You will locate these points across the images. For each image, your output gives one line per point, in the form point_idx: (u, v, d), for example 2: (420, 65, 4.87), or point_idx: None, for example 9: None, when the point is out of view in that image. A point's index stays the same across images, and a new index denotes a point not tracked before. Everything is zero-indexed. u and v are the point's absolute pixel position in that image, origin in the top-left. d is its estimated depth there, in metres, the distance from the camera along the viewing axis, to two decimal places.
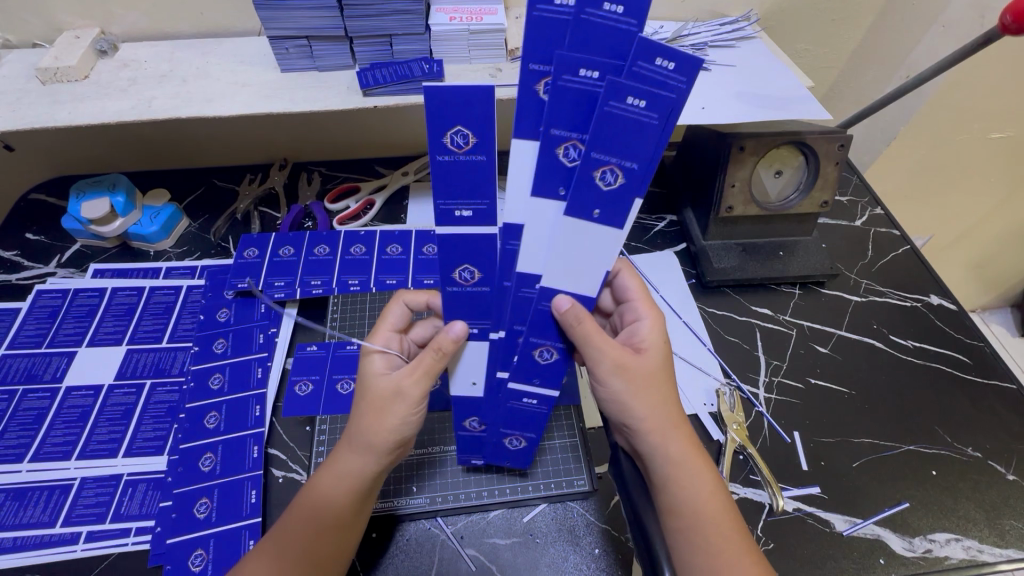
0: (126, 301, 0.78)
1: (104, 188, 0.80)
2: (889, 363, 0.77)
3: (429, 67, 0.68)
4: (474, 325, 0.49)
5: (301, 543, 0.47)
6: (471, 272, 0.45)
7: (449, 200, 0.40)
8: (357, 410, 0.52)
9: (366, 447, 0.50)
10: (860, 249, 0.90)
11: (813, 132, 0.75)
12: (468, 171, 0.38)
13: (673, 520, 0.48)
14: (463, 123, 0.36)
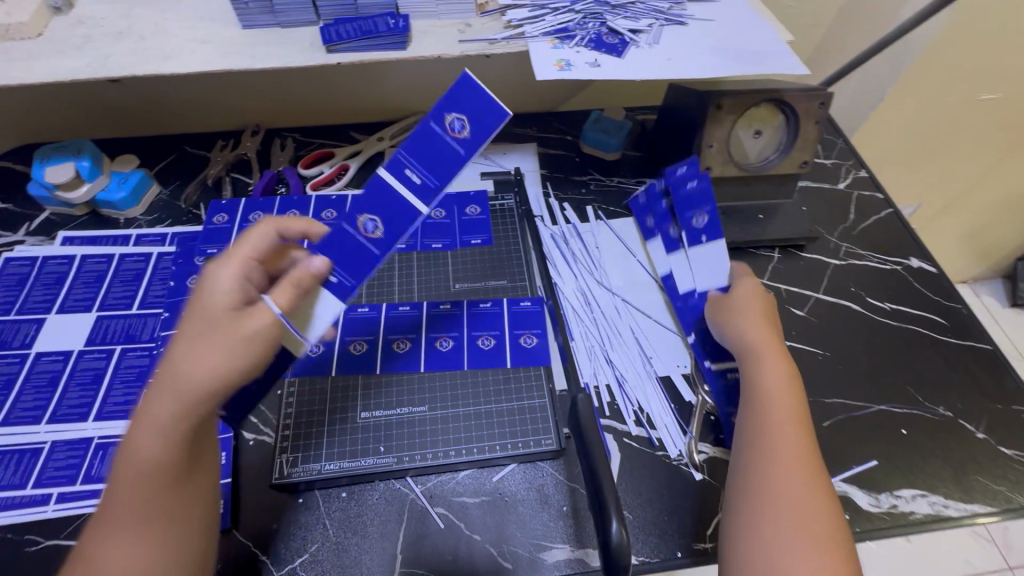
0: (95, 268, 0.77)
1: (69, 153, 0.78)
2: (865, 325, 0.76)
3: (394, 22, 0.66)
4: (335, 273, 0.51)
5: (138, 511, 0.43)
6: (372, 224, 0.51)
7: (409, 159, 0.49)
8: (171, 338, 0.45)
9: (179, 388, 0.43)
10: (842, 212, 0.88)
11: (793, 89, 0.73)
12: (442, 149, 0.49)
13: (749, 479, 0.52)
14: (462, 113, 0.48)
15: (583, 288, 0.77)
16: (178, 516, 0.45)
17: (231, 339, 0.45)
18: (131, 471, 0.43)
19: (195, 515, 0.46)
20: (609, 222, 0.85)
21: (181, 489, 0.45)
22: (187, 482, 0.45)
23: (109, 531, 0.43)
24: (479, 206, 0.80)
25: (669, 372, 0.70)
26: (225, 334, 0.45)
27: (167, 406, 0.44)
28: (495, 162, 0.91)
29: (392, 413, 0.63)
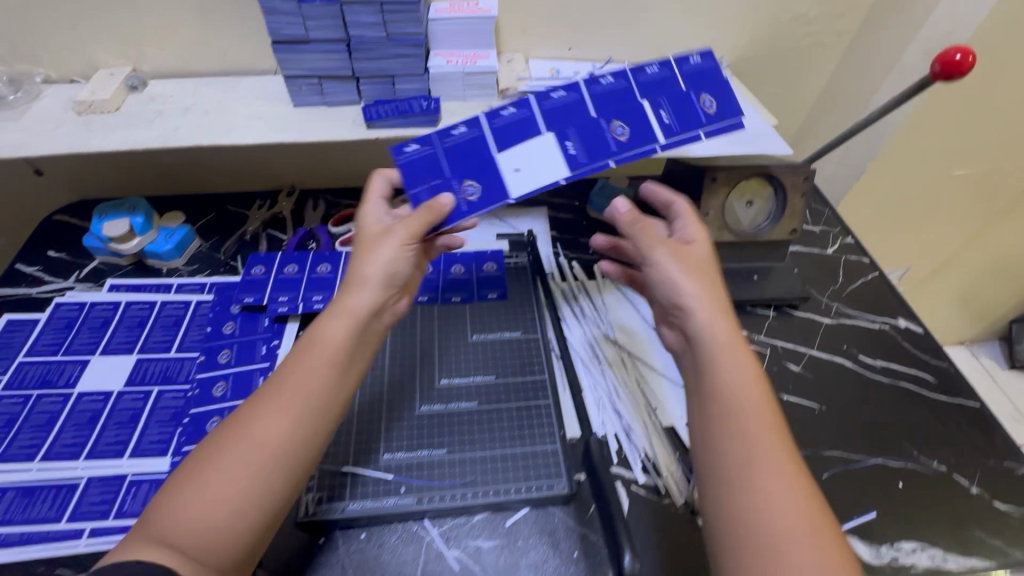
0: (138, 314, 0.83)
1: (124, 209, 0.86)
2: (858, 381, 0.81)
3: (426, 104, 0.75)
4: (450, 203, 0.59)
5: (247, 485, 0.45)
6: (473, 185, 0.61)
7: (457, 176, 0.61)
8: (289, 369, 0.51)
9: (259, 446, 0.47)
10: (831, 274, 0.95)
11: (780, 165, 0.81)
12: (422, 163, 0.61)
13: (733, 510, 0.45)
14: (472, 180, 0.61)
15: (592, 341, 0.82)
16: (273, 489, 0.47)
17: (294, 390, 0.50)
18: (261, 434, 0.48)
19: (259, 510, 0.46)
20: (615, 280, 0.91)
21: (274, 476, 0.47)
22: (266, 475, 0.47)
23: (187, 494, 0.45)
24: (494, 263, 0.87)
25: (673, 422, 0.74)
26: (308, 352, 0.52)
27: (274, 427, 0.48)
28: (509, 224, 0.99)
29: (412, 455, 0.66)
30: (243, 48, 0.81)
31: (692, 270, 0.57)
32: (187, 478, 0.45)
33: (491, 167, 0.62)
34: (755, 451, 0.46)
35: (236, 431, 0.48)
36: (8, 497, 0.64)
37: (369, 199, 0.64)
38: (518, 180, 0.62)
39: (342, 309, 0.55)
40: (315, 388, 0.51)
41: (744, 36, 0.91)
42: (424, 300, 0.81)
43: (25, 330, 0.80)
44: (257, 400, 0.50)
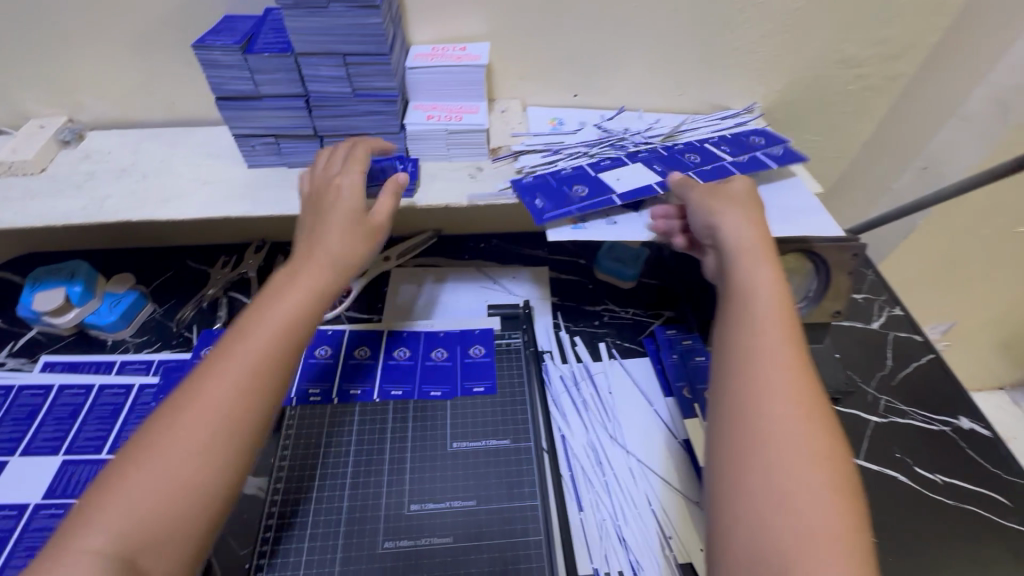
0: (71, 402, 0.72)
1: (62, 276, 0.76)
2: (917, 503, 0.67)
3: (400, 165, 0.65)
4: (543, 203, 0.61)
5: (166, 483, 0.41)
6: (582, 189, 0.63)
7: (565, 184, 0.64)
8: (238, 333, 0.48)
9: (211, 411, 0.44)
10: (878, 358, 0.81)
11: (823, 239, 0.67)
12: (544, 184, 0.64)
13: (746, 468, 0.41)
14: (579, 185, 0.64)
15: (594, 444, 0.70)
16: (203, 491, 0.42)
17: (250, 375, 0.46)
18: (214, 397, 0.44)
19: (191, 502, 0.42)
20: (624, 362, 0.79)
21: (210, 466, 0.43)
22: (205, 453, 0.43)
23: (126, 473, 0.42)
24: (483, 347, 0.75)
25: (693, 559, 0.61)
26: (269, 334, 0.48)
27: (212, 396, 0.44)
28: (504, 289, 0.87)
29: None
30: (194, 96, 0.70)
31: (744, 219, 0.55)
32: (114, 487, 0.41)
33: (560, 184, 0.64)
34: (782, 412, 0.42)
35: (178, 419, 0.44)
36: None
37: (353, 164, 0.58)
38: (622, 184, 0.64)
39: (307, 271, 0.52)
40: (269, 363, 0.47)
41: (781, 80, 0.77)
42: (398, 395, 0.69)
43: None
44: (208, 376, 0.46)
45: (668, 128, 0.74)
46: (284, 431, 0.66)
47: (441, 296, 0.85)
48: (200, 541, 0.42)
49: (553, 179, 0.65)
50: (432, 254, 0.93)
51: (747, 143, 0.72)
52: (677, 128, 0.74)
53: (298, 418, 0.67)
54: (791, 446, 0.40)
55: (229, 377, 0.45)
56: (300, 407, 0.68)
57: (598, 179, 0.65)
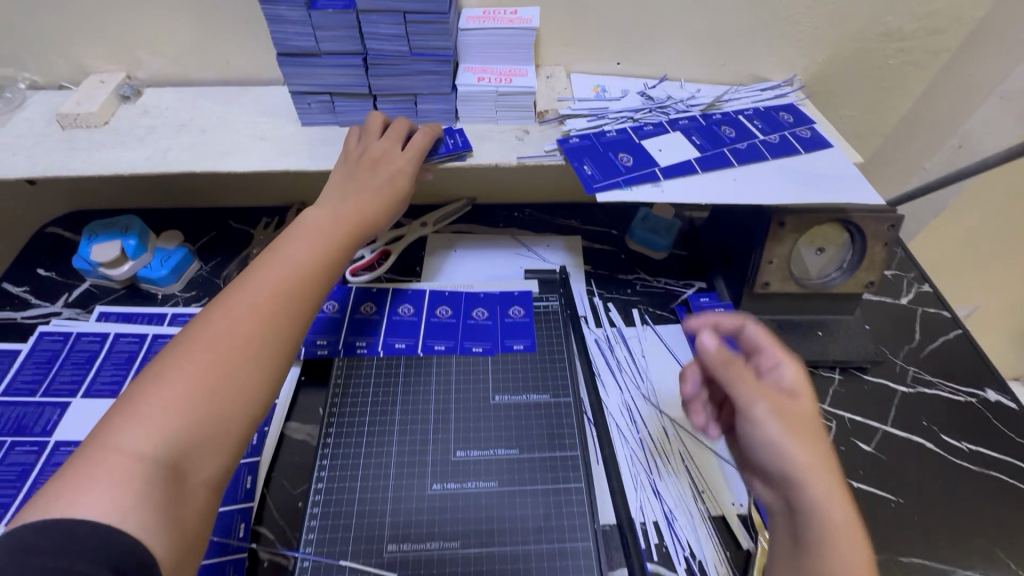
0: (126, 349, 0.75)
1: (117, 230, 0.79)
2: (942, 468, 0.69)
3: (454, 139, 0.66)
4: (591, 169, 0.62)
5: (190, 403, 0.42)
6: (627, 157, 0.64)
7: (610, 150, 0.65)
8: (265, 272, 0.52)
9: (226, 339, 0.46)
10: (906, 331, 0.83)
11: (861, 210, 0.69)
12: (588, 149, 0.65)
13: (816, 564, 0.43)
14: (624, 153, 0.65)
15: (629, 403, 0.73)
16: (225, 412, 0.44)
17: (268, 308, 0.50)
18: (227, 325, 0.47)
19: (226, 425, 0.44)
20: (656, 328, 0.81)
21: (227, 390, 0.45)
22: (222, 379, 0.45)
23: (143, 394, 0.42)
24: (522, 308, 0.78)
25: (724, 512, 0.64)
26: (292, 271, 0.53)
27: (227, 327, 0.47)
28: (539, 255, 0.89)
29: (421, 547, 0.57)
30: (248, 55, 0.72)
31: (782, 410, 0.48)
32: (145, 396, 0.42)
33: (605, 151, 0.65)
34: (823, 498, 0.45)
35: (211, 335, 0.46)
36: None
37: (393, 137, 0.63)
38: (665, 157, 0.65)
39: (321, 226, 0.57)
40: (289, 285, 0.52)
41: (823, 53, 0.78)
42: (440, 350, 0.72)
43: (4, 364, 0.73)
44: (230, 296, 0.50)
45: (710, 96, 0.74)
46: (334, 379, 0.69)
47: (478, 260, 0.88)
48: (232, 447, 0.45)
49: (597, 144, 0.66)
50: (467, 221, 0.95)
51: (777, 120, 0.72)
52: (719, 97, 0.75)
53: (347, 367, 0.70)
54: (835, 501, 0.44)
55: (235, 312, 0.48)
56: (348, 358, 0.71)
57: (641, 146, 0.66)
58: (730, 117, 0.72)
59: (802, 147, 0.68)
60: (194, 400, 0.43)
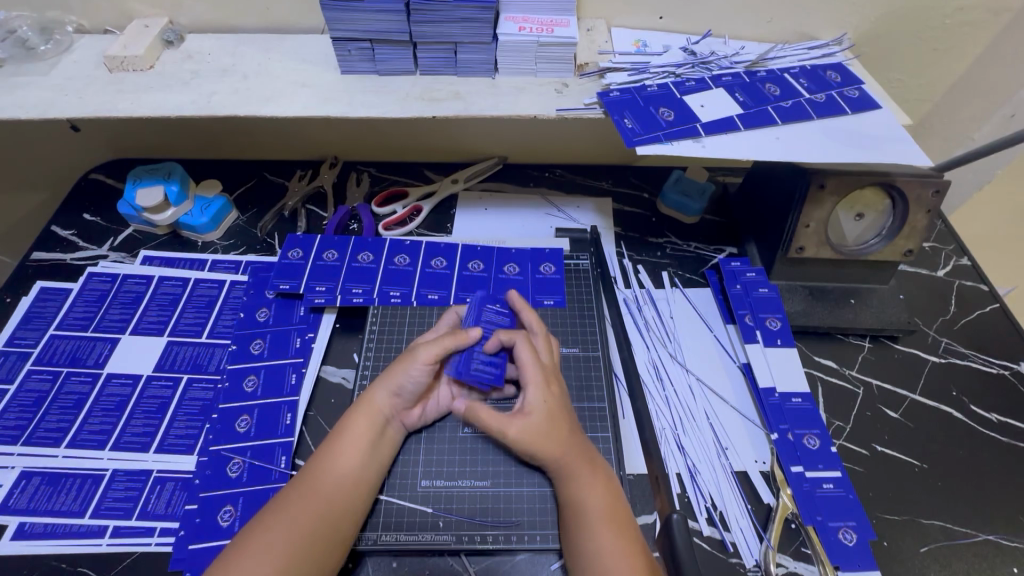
0: (170, 292, 0.78)
1: (159, 175, 0.81)
2: (969, 437, 0.69)
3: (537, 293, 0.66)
4: (631, 123, 0.62)
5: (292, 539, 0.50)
6: (668, 112, 0.64)
7: (650, 106, 0.64)
8: (331, 451, 0.57)
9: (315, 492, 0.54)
10: (941, 303, 0.81)
11: (907, 174, 0.68)
12: (627, 102, 0.65)
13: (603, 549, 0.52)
14: (665, 108, 0.64)
15: (656, 362, 0.74)
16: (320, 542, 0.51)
17: (328, 487, 0.54)
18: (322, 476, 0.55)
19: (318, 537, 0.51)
20: (685, 291, 0.81)
21: (323, 525, 0.52)
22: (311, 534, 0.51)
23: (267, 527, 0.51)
24: (553, 265, 0.80)
25: (746, 468, 0.65)
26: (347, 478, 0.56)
27: (315, 488, 0.54)
28: (569, 216, 0.89)
29: (453, 484, 0.61)
30: (288, 2, 0.72)
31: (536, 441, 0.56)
32: (260, 533, 0.51)
33: (646, 105, 0.64)
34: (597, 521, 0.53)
35: (311, 493, 0.53)
36: (34, 484, 0.61)
37: (524, 441, 0.56)
38: (707, 113, 0.64)
39: (369, 404, 0.59)
40: (361, 456, 0.57)
41: (877, 10, 0.75)
42: None
43: (58, 302, 0.77)
44: (322, 454, 0.56)
45: (755, 53, 0.72)
46: (369, 325, 0.73)
47: (508, 218, 0.88)
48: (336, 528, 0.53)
49: (638, 99, 0.65)
50: (497, 180, 0.94)
51: (824, 78, 0.70)
52: (764, 54, 0.72)
53: (382, 315, 0.74)
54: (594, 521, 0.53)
55: (322, 484, 0.54)
56: (383, 307, 0.75)
57: (682, 102, 0.65)
58: (774, 74, 0.70)
59: (850, 107, 0.66)
60: (295, 540, 0.50)
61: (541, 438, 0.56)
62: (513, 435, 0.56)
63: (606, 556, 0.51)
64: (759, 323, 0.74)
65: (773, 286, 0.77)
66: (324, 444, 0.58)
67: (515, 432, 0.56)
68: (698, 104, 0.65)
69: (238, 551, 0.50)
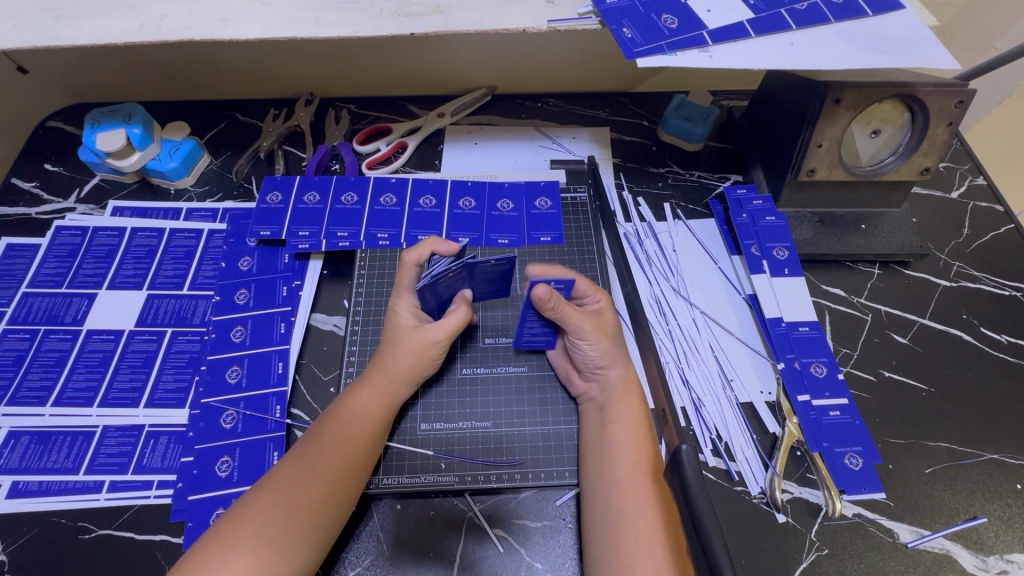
0: (146, 243, 0.74)
1: (120, 118, 0.74)
2: (977, 359, 0.67)
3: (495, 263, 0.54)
4: (630, 34, 0.56)
5: (286, 507, 0.47)
6: (671, 19, 0.57)
7: (651, 12, 0.58)
8: (328, 424, 0.53)
9: (312, 460, 0.50)
10: (954, 225, 0.78)
11: (928, 83, 0.62)
12: (625, 10, 0.58)
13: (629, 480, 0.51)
14: (668, 15, 0.58)
15: (658, 297, 0.71)
16: (316, 513, 0.48)
17: (323, 457, 0.50)
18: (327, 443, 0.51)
19: (317, 507, 0.48)
20: (688, 222, 0.77)
21: (319, 497, 0.48)
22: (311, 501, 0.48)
23: (261, 498, 0.48)
24: (549, 199, 0.76)
25: (752, 399, 0.64)
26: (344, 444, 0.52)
27: (314, 458, 0.50)
28: (564, 148, 0.84)
29: (452, 427, 0.60)
30: None
31: (604, 342, 0.58)
32: (252, 509, 0.47)
33: (648, 12, 0.58)
34: (626, 458, 0.53)
35: (313, 458, 0.50)
36: (23, 444, 0.60)
37: (600, 338, 0.58)
38: (715, 19, 0.58)
39: (370, 381, 0.56)
40: (367, 432, 0.54)
41: None
42: (466, 241, 0.72)
43: (27, 258, 0.72)
44: (323, 423, 0.53)
45: None
46: (358, 270, 0.70)
47: (499, 153, 0.83)
48: (333, 497, 0.49)
49: (637, 7, 0.58)
50: (486, 112, 0.88)
51: None
52: None
53: (371, 258, 0.71)
54: (624, 460, 0.53)
55: (320, 451, 0.51)
56: (371, 250, 0.71)
57: (687, 7, 0.59)
58: None
59: (872, 8, 0.59)
60: (295, 509, 0.47)
61: (610, 332, 0.60)
62: (590, 328, 0.58)
63: (630, 495, 0.50)
64: (766, 252, 0.71)
65: (780, 213, 0.73)
66: (327, 411, 0.55)
67: (594, 326, 0.58)
68: (704, 8, 0.59)
69: (230, 525, 0.46)
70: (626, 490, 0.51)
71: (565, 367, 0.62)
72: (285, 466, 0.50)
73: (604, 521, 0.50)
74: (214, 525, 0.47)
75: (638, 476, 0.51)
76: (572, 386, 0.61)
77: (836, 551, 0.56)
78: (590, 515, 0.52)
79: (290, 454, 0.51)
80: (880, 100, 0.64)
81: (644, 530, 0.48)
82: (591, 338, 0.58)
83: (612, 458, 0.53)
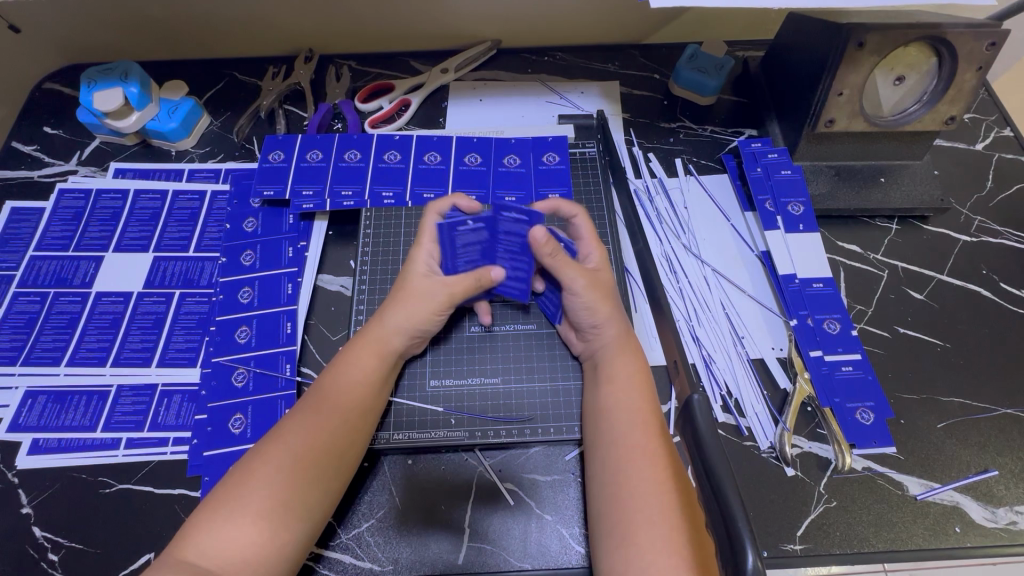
0: (149, 206, 0.73)
1: (116, 77, 0.72)
2: (996, 315, 0.66)
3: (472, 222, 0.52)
4: None
5: (291, 462, 0.47)
6: None
7: None
8: (329, 380, 0.53)
9: (317, 418, 0.50)
10: (977, 178, 0.75)
11: (958, 25, 0.59)
12: None
13: (626, 435, 0.51)
14: None
15: (669, 254, 0.70)
16: (322, 469, 0.48)
17: (327, 415, 0.50)
18: (332, 402, 0.51)
19: (323, 463, 0.48)
20: (700, 178, 0.75)
21: (324, 452, 0.49)
22: (316, 458, 0.48)
23: (266, 454, 0.48)
24: (557, 154, 0.74)
25: (763, 355, 0.63)
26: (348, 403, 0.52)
27: (319, 415, 0.50)
28: (572, 103, 0.81)
29: (463, 383, 0.60)
30: None
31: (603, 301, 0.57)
32: (258, 462, 0.47)
33: None
34: (627, 412, 0.52)
35: (317, 414, 0.50)
36: (40, 402, 0.61)
37: (595, 296, 0.56)
38: None
39: (370, 337, 0.55)
40: (367, 389, 0.54)
41: None
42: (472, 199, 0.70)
43: (32, 221, 0.72)
44: (325, 379, 0.53)
45: None
46: (363, 230, 0.69)
47: (504, 109, 0.81)
48: (337, 454, 0.50)
49: None
50: (491, 68, 0.85)
51: None
52: None
53: (377, 217, 0.70)
54: (625, 415, 0.52)
55: (325, 409, 0.50)
56: (376, 209, 0.70)
57: None
58: None
59: None
60: (301, 464, 0.47)
61: (606, 291, 0.58)
62: (585, 285, 0.56)
63: (625, 448, 0.50)
64: (780, 208, 0.69)
65: (797, 167, 0.71)
66: (328, 365, 0.55)
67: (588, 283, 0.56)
68: None
69: (234, 482, 0.46)
70: (628, 445, 0.50)
71: (566, 327, 0.61)
72: (290, 421, 0.50)
73: (605, 476, 0.50)
74: (222, 480, 0.48)
75: (639, 431, 0.51)
76: (572, 346, 0.61)
77: (845, 502, 0.56)
78: (592, 471, 0.52)
79: (294, 409, 0.51)
80: (909, 42, 0.60)
81: (647, 483, 0.47)
82: (586, 299, 0.56)
83: (611, 414, 0.53)
